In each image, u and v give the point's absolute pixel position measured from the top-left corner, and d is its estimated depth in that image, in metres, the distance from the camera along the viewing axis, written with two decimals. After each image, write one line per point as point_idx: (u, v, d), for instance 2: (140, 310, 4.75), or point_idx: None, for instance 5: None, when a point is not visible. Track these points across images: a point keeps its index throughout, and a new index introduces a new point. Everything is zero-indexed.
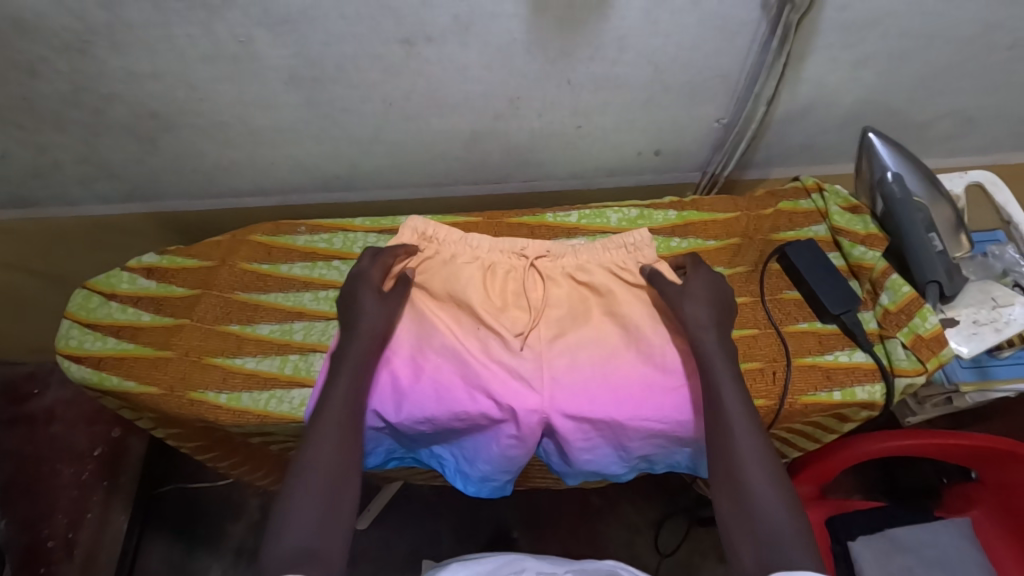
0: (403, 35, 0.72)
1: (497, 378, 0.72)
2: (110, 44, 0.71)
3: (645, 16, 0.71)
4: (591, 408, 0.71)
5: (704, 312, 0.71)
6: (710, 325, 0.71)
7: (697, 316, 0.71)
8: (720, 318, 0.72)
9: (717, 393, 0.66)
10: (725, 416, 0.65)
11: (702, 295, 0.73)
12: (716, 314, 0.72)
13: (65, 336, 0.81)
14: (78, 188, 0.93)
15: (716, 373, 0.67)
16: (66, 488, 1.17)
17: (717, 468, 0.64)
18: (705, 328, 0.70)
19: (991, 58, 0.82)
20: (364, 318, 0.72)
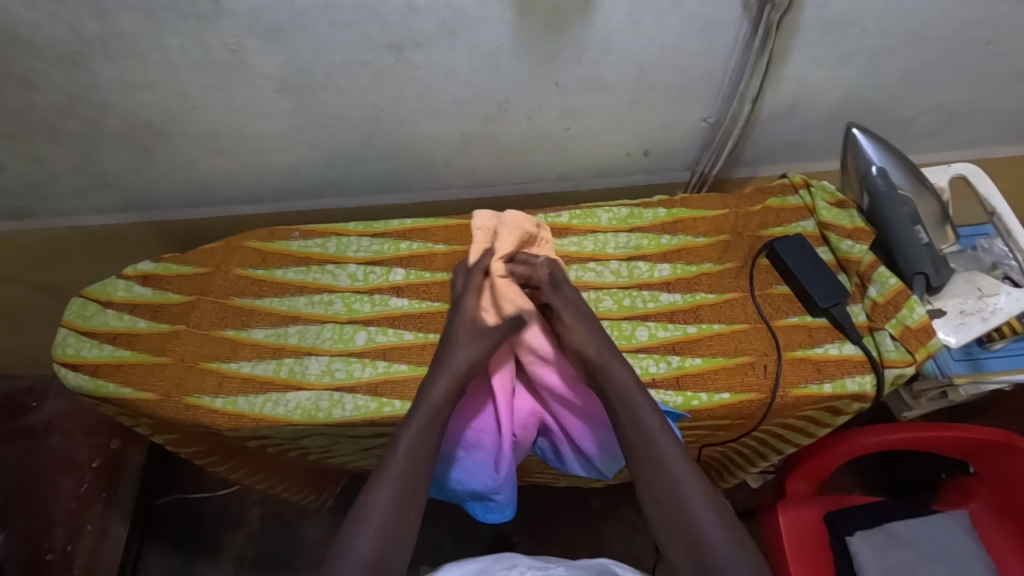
0: (391, 41, 0.73)
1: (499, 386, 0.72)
2: (103, 55, 0.73)
3: (628, 18, 0.72)
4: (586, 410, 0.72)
5: (601, 349, 0.69)
6: (612, 356, 0.69)
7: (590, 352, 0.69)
8: (610, 346, 0.71)
9: (644, 431, 0.65)
10: (662, 461, 0.64)
11: (592, 335, 0.71)
12: (600, 339, 0.71)
13: (62, 344, 0.81)
14: (73, 198, 0.94)
15: (630, 407, 0.67)
16: (65, 501, 1.17)
17: (654, 508, 0.64)
18: (612, 359, 0.69)
19: (970, 53, 0.83)
20: (456, 356, 0.68)
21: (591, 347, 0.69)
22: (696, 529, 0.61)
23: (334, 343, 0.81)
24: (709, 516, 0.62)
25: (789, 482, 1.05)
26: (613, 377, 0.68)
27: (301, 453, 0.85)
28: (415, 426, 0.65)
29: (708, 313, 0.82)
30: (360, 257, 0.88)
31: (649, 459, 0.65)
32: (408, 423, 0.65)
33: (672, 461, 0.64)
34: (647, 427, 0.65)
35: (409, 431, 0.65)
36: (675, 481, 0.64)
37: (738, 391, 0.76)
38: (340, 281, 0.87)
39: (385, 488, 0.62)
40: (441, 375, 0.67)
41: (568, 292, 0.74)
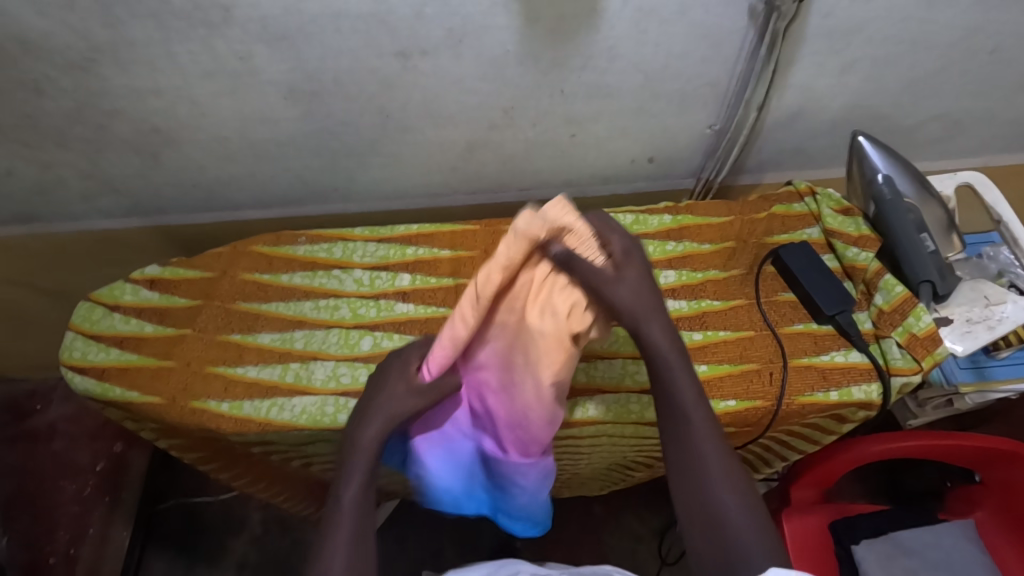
0: (398, 48, 0.73)
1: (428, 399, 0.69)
2: (113, 61, 0.73)
3: (634, 25, 0.73)
4: (498, 407, 0.66)
5: (647, 305, 0.61)
6: (656, 320, 0.62)
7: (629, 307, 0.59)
8: (656, 303, 0.62)
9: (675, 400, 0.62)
10: (692, 433, 0.61)
11: (635, 282, 0.60)
12: (649, 297, 0.61)
13: (69, 348, 0.82)
14: (81, 203, 0.95)
15: (669, 377, 0.62)
16: (68, 504, 1.15)
17: (675, 477, 0.61)
18: (651, 317, 0.62)
19: (975, 62, 0.83)
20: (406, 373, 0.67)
21: (632, 304, 0.59)
22: (717, 507, 0.57)
23: (340, 348, 0.82)
24: (731, 494, 0.58)
25: (794, 490, 1.03)
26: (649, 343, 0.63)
27: (303, 459, 0.85)
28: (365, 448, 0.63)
29: (714, 320, 0.82)
30: (365, 262, 0.89)
31: (676, 430, 0.62)
32: (355, 445, 0.63)
33: (703, 436, 0.60)
34: (682, 399, 0.62)
35: (359, 453, 0.63)
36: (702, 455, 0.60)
37: (744, 399, 0.76)
38: (345, 286, 0.87)
39: (348, 502, 0.60)
40: (389, 394, 0.65)
41: (615, 239, 0.61)
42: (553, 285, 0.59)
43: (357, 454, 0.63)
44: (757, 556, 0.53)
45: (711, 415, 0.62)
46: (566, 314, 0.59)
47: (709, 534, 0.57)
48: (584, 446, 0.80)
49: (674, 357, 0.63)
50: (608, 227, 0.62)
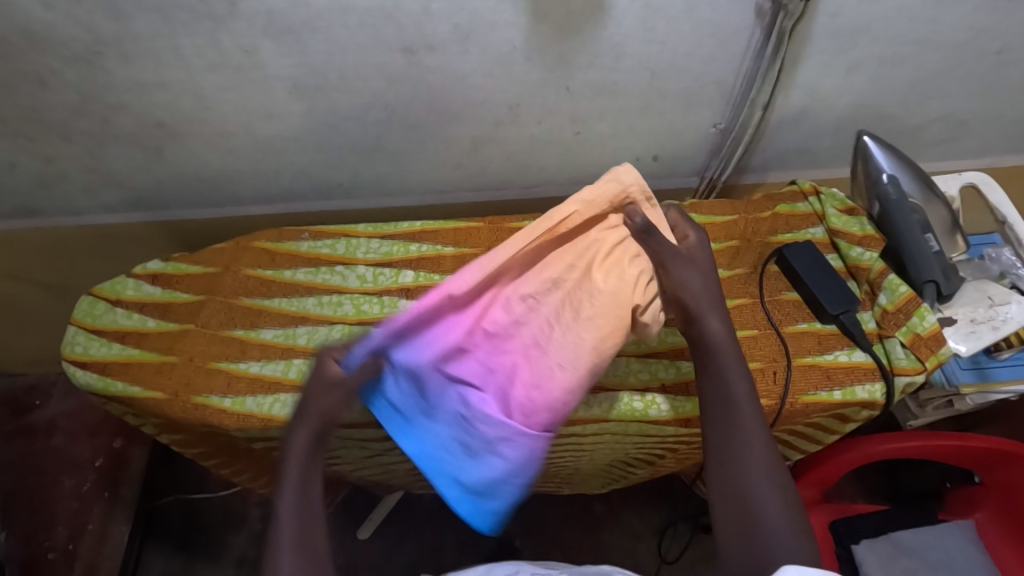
0: (405, 43, 0.73)
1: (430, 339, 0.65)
2: (117, 54, 0.73)
3: (641, 22, 0.73)
4: (521, 365, 0.66)
5: (700, 295, 0.65)
6: (712, 307, 0.65)
7: (692, 294, 0.65)
8: (718, 298, 0.66)
9: (724, 392, 0.61)
10: (738, 425, 0.59)
11: (704, 266, 0.67)
12: (713, 288, 0.67)
13: (71, 342, 0.81)
14: (83, 197, 0.95)
15: (720, 370, 0.62)
16: (67, 499, 1.17)
17: (710, 464, 0.59)
18: (709, 311, 0.65)
19: (981, 63, 0.83)
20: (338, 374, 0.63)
21: (698, 290, 0.65)
22: (753, 497, 0.55)
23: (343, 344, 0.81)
24: (770, 490, 0.55)
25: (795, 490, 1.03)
26: (707, 332, 0.64)
27: None
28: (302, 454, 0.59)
29: None
30: (369, 259, 0.88)
31: (721, 420, 0.60)
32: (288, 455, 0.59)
33: (749, 428, 0.59)
34: (730, 391, 0.61)
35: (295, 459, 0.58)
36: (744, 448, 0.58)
37: None
38: (348, 282, 0.87)
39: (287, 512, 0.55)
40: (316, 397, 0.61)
41: (691, 234, 0.70)
42: (625, 251, 0.66)
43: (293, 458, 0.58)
44: (788, 555, 0.51)
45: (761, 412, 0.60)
46: (632, 282, 0.65)
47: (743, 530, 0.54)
48: (586, 444, 0.80)
49: (727, 351, 0.63)
50: (683, 222, 0.71)
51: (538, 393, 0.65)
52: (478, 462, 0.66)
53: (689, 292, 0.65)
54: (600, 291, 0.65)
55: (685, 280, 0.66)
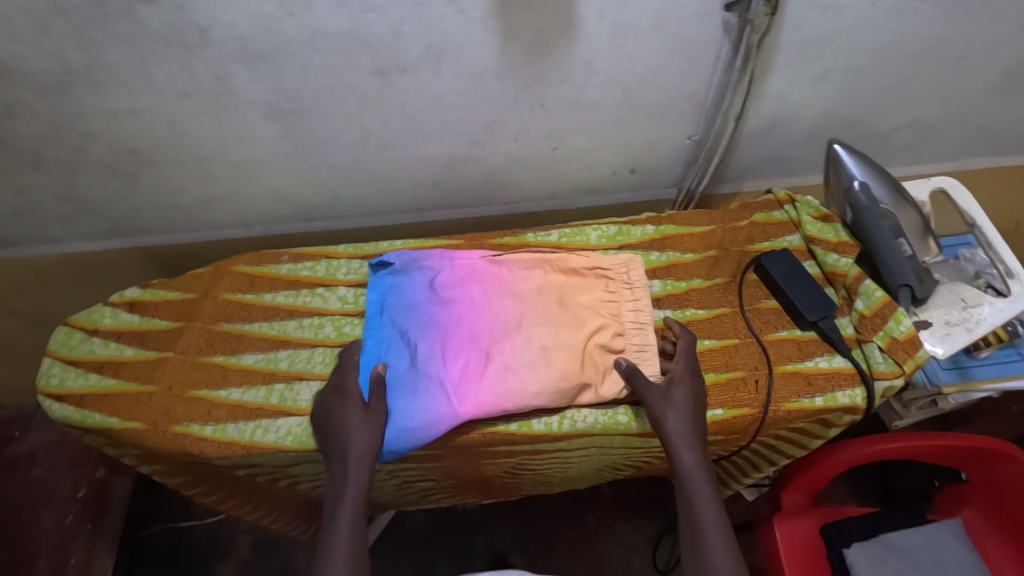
0: (378, 66, 0.73)
1: (444, 270, 0.83)
2: (88, 84, 0.72)
3: (611, 40, 0.74)
4: (485, 326, 0.78)
5: (678, 426, 0.70)
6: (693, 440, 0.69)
7: (668, 427, 0.70)
8: (699, 424, 0.71)
9: (693, 517, 0.66)
10: (706, 549, 0.64)
11: (678, 398, 0.71)
12: (695, 420, 0.71)
13: (46, 375, 0.80)
14: (58, 225, 0.93)
15: (689, 496, 0.67)
16: (47, 534, 1.12)
17: None
18: (682, 443, 0.69)
19: (943, 69, 0.85)
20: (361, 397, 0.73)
21: (676, 430, 0.69)
22: None
23: (325, 367, 0.81)
24: None
25: (785, 494, 1.03)
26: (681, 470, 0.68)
27: (290, 479, 0.84)
28: (351, 495, 0.67)
29: (698, 328, 0.82)
30: (350, 279, 0.88)
31: (694, 550, 0.65)
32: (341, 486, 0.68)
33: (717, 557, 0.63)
34: (699, 517, 0.66)
35: (345, 500, 0.67)
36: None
37: (730, 407, 0.76)
38: (329, 304, 0.86)
39: (341, 550, 0.64)
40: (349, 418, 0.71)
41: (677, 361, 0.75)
42: (600, 301, 0.81)
43: (345, 499, 0.67)
44: None
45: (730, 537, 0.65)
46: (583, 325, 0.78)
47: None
48: (573, 456, 0.80)
49: (700, 478, 0.67)
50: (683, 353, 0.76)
51: (489, 359, 0.76)
52: (413, 391, 0.74)
53: (670, 431, 0.69)
54: (562, 317, 0.79)
55: (676, 416, 0.70)
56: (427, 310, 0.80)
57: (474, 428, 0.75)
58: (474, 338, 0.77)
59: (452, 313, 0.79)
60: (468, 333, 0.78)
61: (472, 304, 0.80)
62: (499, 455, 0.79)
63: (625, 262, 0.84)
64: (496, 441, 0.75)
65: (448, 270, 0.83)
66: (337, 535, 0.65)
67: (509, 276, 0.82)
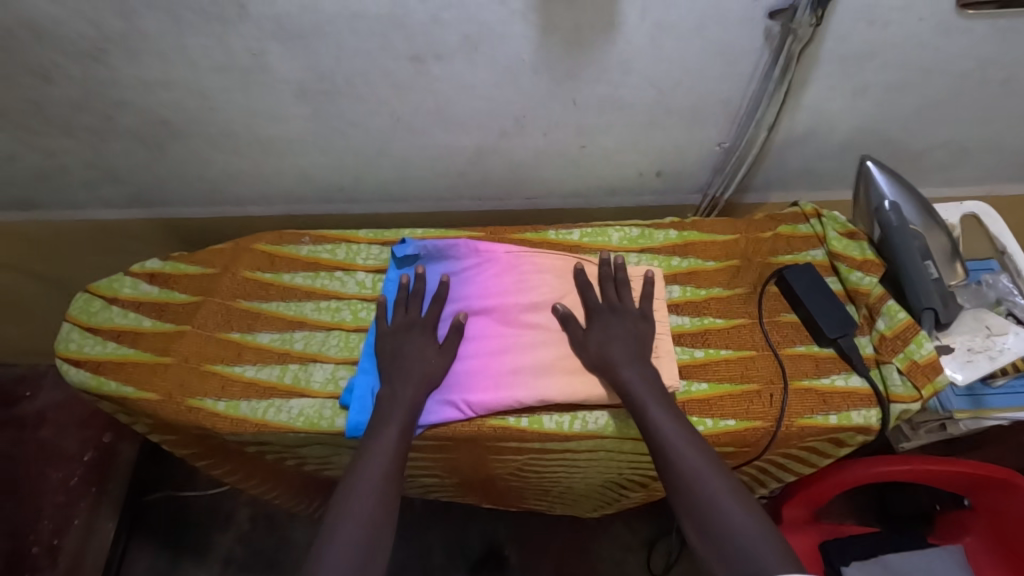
0: (414, 52, 0.73)
1: (461, 260, 0.84)
2: (124, 52, 0.72)
3: (650, 40, 0.73)
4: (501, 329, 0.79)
5: (618, 350, 0.73)
6: (636, 369, 0.72)
7: (611, 356, 0.73)
8: (636, 351, 0.74)
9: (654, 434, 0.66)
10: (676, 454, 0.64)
11: (602, 332, 0.75)
12: (626, 343, 0.74)
13: (65, 339, 0.81)
14: (82, 191, 0.94)
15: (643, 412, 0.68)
16: (52, 493, 1.13)
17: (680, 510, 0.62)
18: (624, 364, 0.72)
19: (985, 91, 0.84)
20: (417, 362, 0.74)
21: (614, 356, 0.73)
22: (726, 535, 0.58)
23: (340, 350, 0.81)
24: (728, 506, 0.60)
25: (786, 508, 1.03)
26: (627, 391, 0.70)
27: (297, 460, 0.85)
28: (401, 407, 0.70)
29: (716, 338, 0.82)
30: (369, 265, 0.88)
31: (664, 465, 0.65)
32: (393, 398, 0.71)
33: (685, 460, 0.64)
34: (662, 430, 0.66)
35: (395, 410, 0.70)
36: (703, 492, 0.61)
37: (742, 419, 0.75)
38: (347, 288, 0.86)
39: (379, 452, 0.67)
40: (418, 343, 0.76)
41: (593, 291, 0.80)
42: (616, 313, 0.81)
43: (372, 456, 0.66)
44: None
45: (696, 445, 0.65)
46: None
47: (721, 551, 0.58)
48: (580, 459, 0.80)
49: (652, 398, 0.69)
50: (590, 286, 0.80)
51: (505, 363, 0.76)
52: None
53: (606, 358, 0.73)
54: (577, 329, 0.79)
55: (607, 350, 0.74)
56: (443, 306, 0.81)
57: (485, 421, 0.74)
58: (483, 339, 0.78)
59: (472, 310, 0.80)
60: (479, 333, 0.79)
61: (490, 302, 0.80)
62: (507, 451, 0.78)
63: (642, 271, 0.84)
64: (507, 435, 0.75)
65: (473, 269, 0.83)
66: (369, 469, 0.65)
67: (528, 278, 0.82)
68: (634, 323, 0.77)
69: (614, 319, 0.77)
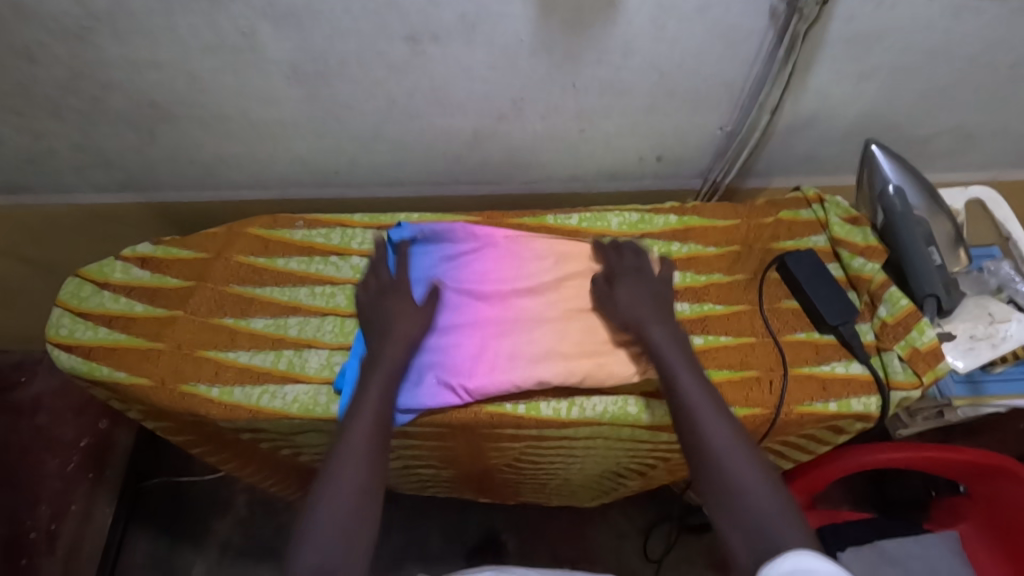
0: (409, 32, 0.71)
1: (465, 239, 0.83)
2: (110, 31, 0.70)
3: (652, 20, 0.71)
4: (500, 314, 0.78)
5: (644, 308, 0.73)
6: (667, 336, 0.71)
7: (636, 313, 0.73)
8: (663, 312, 0.73)
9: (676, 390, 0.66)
10: (696, 413, 0.63)
11: (631, 291, 0.75)
12: (652, 302, 0.74)
13: (56, 325, 0.80)
14: (71, 175, 0.92)
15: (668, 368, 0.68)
16: (51, 479, 1.12)
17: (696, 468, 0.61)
18: (652, 322, 0.72)
19: (993, 75, 0.82)
20: (395, 324, 0.73)
21: (642, 313, 0.73)
22: (745, 495, 0.57)
23: (335, 336, 0.80)
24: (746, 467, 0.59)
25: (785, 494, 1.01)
26: (653, 348, 0.70)
27: (292, 447, 0.84)
28: (383, 366, 0.70)
29: (715, 324, 0.81)
30: (364, 250, 0.87)
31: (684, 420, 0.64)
32: (376, 360, 0.71)
33: (707, 417, 0.63)
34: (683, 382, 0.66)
35: (376, 370, 0.70)
36: (722, 450, 0.60)
37: (741, 406, 0.75)
38: (342, 273, 0.85)
39: (365, 413, 0.66)
40: (398, 303, 0.75)
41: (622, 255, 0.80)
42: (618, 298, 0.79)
43: (356, 419, 0.65)
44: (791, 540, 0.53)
45: (719, 404, 0.64)
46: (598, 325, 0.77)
47: (737, 525, 0.56)
48: (578, 449, 0.80)
49: (677, 354, 0.69)
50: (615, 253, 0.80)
51: (501, 348, 0.75)
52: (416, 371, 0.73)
53: (635, 316, 0.73)
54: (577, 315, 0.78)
55: (633, 310, 0.73)
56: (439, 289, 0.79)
57: (482, 407, 0.74)
58: (482, 324, 0.77)
59: (470, 293, 0.79)
60: (476, 318, 0.77)
61: (490, 286, 0.79)
62: (504, 439, 0.78)
63: (657, 262, 0.82)
64: (504, 422, 0.74)
65: (472, 252, 0.82)
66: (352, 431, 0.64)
67: (529, 264, 0.81)
68: (659, 285, 0.77)
69: (643, 279, 0.77)
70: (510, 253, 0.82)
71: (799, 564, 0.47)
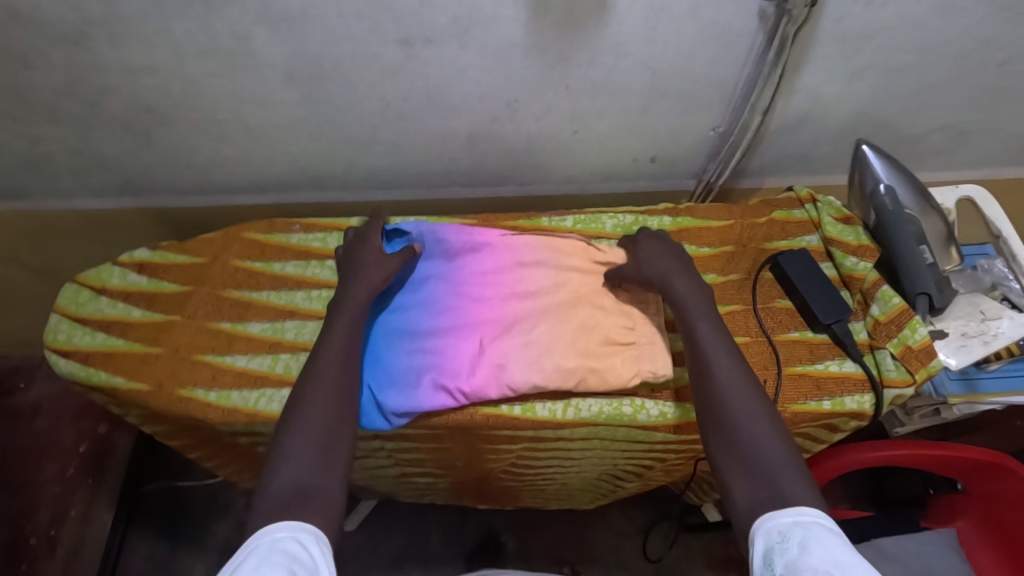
0: (402, 35, 0.72)
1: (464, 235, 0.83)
2: (105, 36, 0.71)
3: (643, 22, 0.72)
4: (496, 317, 0.78)
5: (669, 263, 0.73)
6: (693, 288, 0.70)
7: (657, 269, 0.73)
8: (686, 266, 0.74)
9: (695, 341, 0.66)
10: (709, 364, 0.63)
11: (655, 250, 0.76)
12: (677, 258, 0.75)
13: (54, 330, 0.80)
14: (69, 180, 0.93)
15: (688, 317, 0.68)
16: (49, 484, 1.14)
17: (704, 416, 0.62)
18: (676, 275, 0.72)
19: (983, 74, 0.83)
20: (364, 268, 0.74)
21: (666, 268, 0.73)
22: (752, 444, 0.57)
23: None
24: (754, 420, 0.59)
25: None
26: (676, 297, 0.70)
27: None
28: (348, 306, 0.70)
29: None
30: None
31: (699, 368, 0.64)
32: (343, 301, 0.70)
33: (722, 366, 0.63)
34: (699, 331, 0.66)
35: (342, 311, 0.70)
36: (733, 400, 0.60)
37: None
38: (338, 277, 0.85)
39: (331, 354, 0.65)
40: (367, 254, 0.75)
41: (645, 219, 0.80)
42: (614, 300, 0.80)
43: (323, 358, 0.65)
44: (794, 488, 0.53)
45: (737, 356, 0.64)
46: (595, 326, 0.77)
47: (738, 465, 0.57)
48: (575, 450, 0.80)
49: (698, 302, 0.69)
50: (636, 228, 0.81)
51: (498, 351, 0.75)
52: (413, 374, 0.74)
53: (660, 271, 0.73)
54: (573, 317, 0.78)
55: (657, 265, 0.74)
56: (435, 291, 0.79)
57: (477, 409, 0.74)
58: (480, 325, 0.77)
59: (467, 294, 0.79)
60: (472, 320, 0.78)
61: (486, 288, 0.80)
62: (500, 441, 0.78)
63: None
64: (500, 424, 0.74)
65: (467, 254, 0.82)
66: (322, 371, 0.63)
67: (525, 267, 0.81)
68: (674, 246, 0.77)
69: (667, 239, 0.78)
70: (505, 255, 0.82)
71: (778, 524, 0.50)
